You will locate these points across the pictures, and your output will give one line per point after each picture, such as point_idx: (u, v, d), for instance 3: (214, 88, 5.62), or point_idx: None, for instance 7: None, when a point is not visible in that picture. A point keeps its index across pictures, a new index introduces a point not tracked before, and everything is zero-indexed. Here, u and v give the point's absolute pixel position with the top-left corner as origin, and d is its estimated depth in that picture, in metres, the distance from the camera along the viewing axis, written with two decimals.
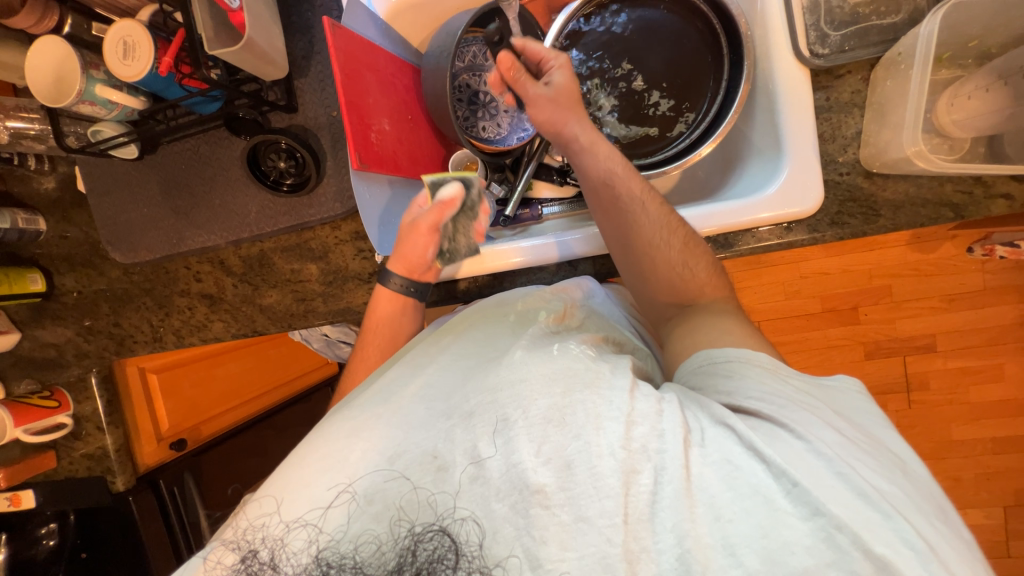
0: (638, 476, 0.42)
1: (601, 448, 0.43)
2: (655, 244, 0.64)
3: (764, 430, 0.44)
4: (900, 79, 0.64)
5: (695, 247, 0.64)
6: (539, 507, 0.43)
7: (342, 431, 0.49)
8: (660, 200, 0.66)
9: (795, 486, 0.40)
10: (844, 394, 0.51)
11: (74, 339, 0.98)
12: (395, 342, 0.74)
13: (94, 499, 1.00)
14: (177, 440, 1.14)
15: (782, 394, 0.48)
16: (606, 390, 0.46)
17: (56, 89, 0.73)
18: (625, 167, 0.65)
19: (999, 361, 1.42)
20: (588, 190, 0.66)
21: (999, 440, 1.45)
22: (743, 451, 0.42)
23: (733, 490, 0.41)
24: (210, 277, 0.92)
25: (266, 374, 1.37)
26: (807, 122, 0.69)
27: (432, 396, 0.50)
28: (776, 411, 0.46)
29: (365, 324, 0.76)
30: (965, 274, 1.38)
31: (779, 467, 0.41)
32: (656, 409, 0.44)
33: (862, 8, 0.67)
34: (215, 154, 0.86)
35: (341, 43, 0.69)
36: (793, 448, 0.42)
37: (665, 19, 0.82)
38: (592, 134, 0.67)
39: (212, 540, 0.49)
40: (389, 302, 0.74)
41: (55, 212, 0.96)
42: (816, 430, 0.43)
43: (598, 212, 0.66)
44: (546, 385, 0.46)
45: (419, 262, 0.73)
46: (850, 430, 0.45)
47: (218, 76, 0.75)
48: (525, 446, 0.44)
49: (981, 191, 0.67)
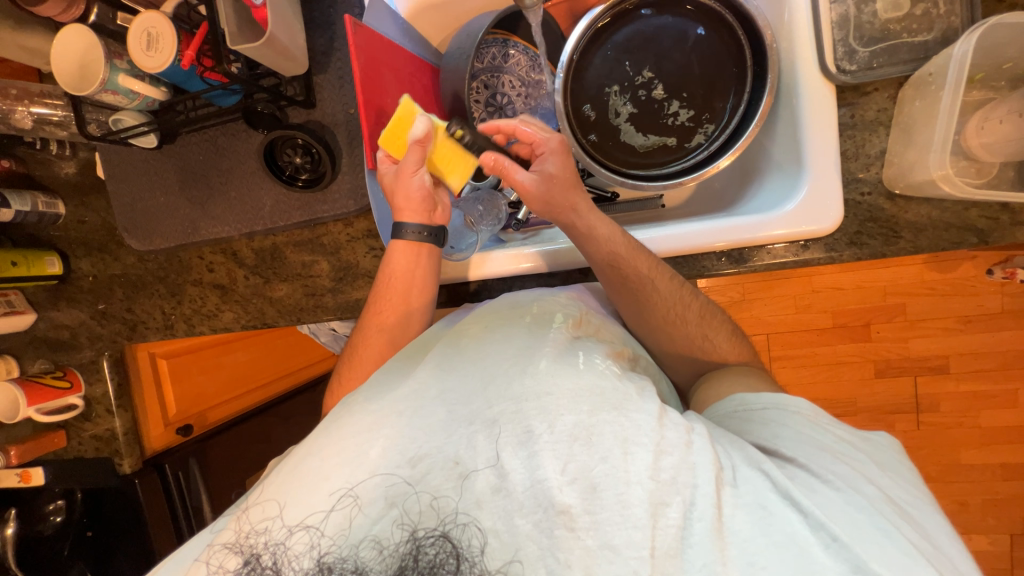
0: (665, 509, 0.43)
1: (629, 475, 0.43)
2: (669, 319, 0.66)
3: (800, 479, 0.45)
4: (929, 100, 0.62)
5: (712, 319, 0.68)
6: (564, 529, 0.43)
7: (360, 426, 0.48)
8: (668, 273, 0.65)
9: (834, 540, 0.41)
10: (887, 450, 0.51)
11: (88, 322, 1.00)
12: (408, 295, 0.72)
13: (102, 480, 1.02)
14: (184, 424, 1.16)
15: (821, 443, 0.49)
16: (636, 413, 0.46)
17: (82, 78, 0.73)
18: (626, 250, 0.64)
19: (1014, 387, 1.39)
20: (596, 270, 0.66)
21: (1009, 466, 1.42)
22: (777, 498, 0.43)
23: (769, 536, 0.41)
24: (223, 267, 0.93)
25: (274, 364, 1.39)
26: (830, 138, 0.68)
27: (452, 398, 0.49)
28: (811, 460, 0.47)
29: (380, 278, 0.73)
30: (982, 296, 1.35)
31: (817, 518, 0.42)
32: (685, 440, 0.45)
33: (893, 24, 0.65)
34: (232, 147, 0.86)
35: (362, 42, 0.69)
36: (830, 500, 0.43)
37: (689, 27, 0.80)
38: (596, 216, 0.66)
39: (215, 536, 0.49)
40: (406, 254, 0.72)
41: (74, 197, 0.97)
42: (851, 481, 0.45)
43: (610, 288, 0.66)
44: (572, 402, 0.46)
45: (420, 199, 0.70)
46: (890, 487, 0.46)
47: (239, 70, 0.75)
48: (551, 462, 0.44)
49: (1008, 217, 0.65)
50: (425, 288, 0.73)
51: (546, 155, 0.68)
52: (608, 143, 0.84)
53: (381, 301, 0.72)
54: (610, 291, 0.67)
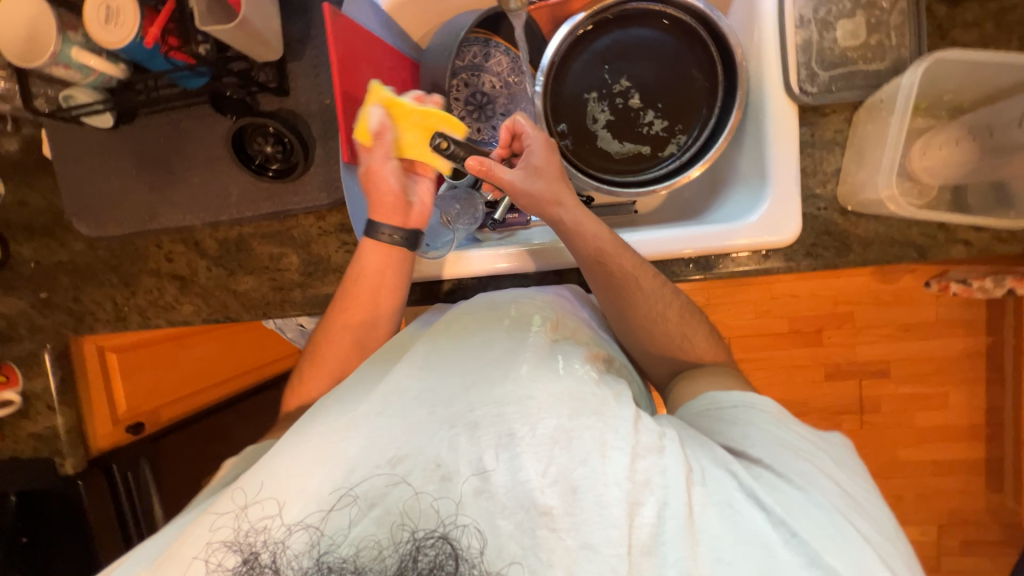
0: (641, 509, 0.44)
1: (607, 477, 0.44)
2: (649, 318, 0.67)
3: (765, 479, 0.47)
4: (880, 124, 0.67)
5: (690, 318, 0.69)
6: (546, 529, 0.44)
7: (336, 425, 0.48)
8: (651, 271, 0.67)
9: (793, 535, 0.43)
10: (839, 448, 0.54)
11: (28, 312, 0.93)
12: (377, 294, 0.71)
13: (40, 482, 0.96)
14: (135, 423, 1.09)
15: (787, 441, 0.51)
16: (614, 419, 0.47)
17: (29, 49, 0.68)
18: (610, 245, 0.65)
19: (945, 390, 1.51)
20: (583, 267, 0.68)
21: (939, 463, 1.54)
22: (743, 497, 0.45)
23: (735, 534, 0.44)
24: (183, 258, 0.89)
25: (236, 360, 1.34)
26: (791, 155, 0.72)
27: (431, 398, 0.49)
28: (776, 460, 0.49)
29: (348, 274, 0.72)
30: (920, 306, 1.46)
31: (779, 518, 0.44)
32: (658, 443, 0.46)
33: (850, 52, 0.70)
34: (197, 132, 0.82)
35: (339, 32, 0.68)
36: (791, 498, 0.45)
37: (665, 41, 0.83)
38: (582, 210, 0.66)
39: (204, 512, 0.47)
40: (378, 257, 0.71)
41: (16, 176, 0.90)
42: (813, 481, 0.47)
43: (595, 286, 0.68)
44: (552, 406, 0.47)
45: (392, 201, 0.70)
46: (847, 484, 0.49)
47: (207, 52, 0.72)
48: (532, 464, 0.45)
49: (943, 235, 0.71)
50: (396, 293, 0.72)
51: (534, 147, 0.68)
52: (585, 149, 0.86)
53: (351, 299, 0.71)
54: (597, 289, 0.68)
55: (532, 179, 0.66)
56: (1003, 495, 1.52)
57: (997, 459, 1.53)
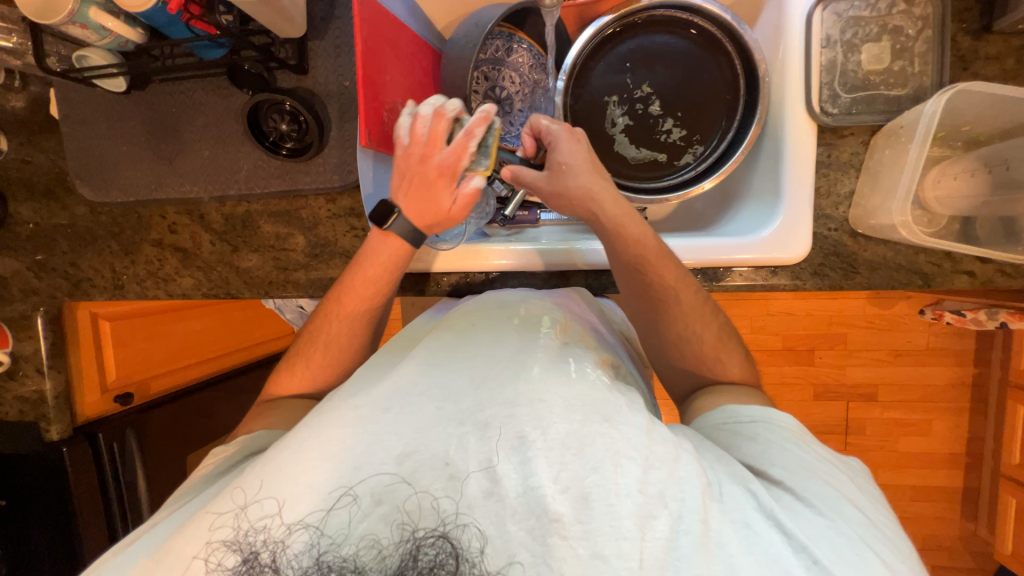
0: (652, 521, 0.43)
1: (619, 487, 0.44)
2: (684, 335, 0.68)
3: (785, 502, 0.47)
4: (897, 150, 0.68)
5: (726, 341, 0.68)
6: (557, 536, 0.43)
7: (345, 419, 0.48)
8: (692, 285, 0.68)
9: (815, 563, 0.42)
10: (860, 474, 0.55)
11: (24, 273, 0.91)
12: (381, 285, 0.70)
13: (23, 447, 0.94)
14: (123, 393, 1.06)
15: (807, 464, 0.51)
16: (624, 426, 0.47)
17: (45, 6, 0.66)
18: (652, 254, 0.65)
19: (930, 418, 1.53)
20: (621, 273, 0.68)
21: (918, 488, 1.57)
22: (763, 518, 0.45)
23: (753, 555, 0.43)
24: (187, 230, 0.88)
25: (227, 336, 1.33)
26: (808, 174, 0.72)
27: (441, 395, 0.50)
28: (798, 483, 0.49)
29: (354, 263, 0.70)
30: (913, 334, 1.48)
31: (800, 540, 0.44)
32: (673, 455, 0.46)
33: (873, 76, 0.71)
34: (211, 103, 0.81)
35: (366, 16, 0.67)
36: (814, 525, 0.45)
37: (690, 50, 0.83)
38: (621, 214, 0.65)
39: (200, 512, 0.47)
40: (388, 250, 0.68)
41: (20, 135, 0.89)
42: (831, 504, 0.47)
43: (630, 291, 0.69)
44: (565, 412, 0.47)
45: (423, 199, 0.64)
46: (871, 512, 0.48)
47: (229, 23, 0.70)
48: (543, 469, 0.45)
49: (950, 265, 0.71)
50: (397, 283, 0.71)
51: (571, 140, 0.67)
52: (601, 152, 0.87)
53: (350, 288, 0.70)
54: (634, 297, 0.69)
55: (569, 176, 0.65)
56: (977, 523, 1.55)
57: (974, 488, 1.55)
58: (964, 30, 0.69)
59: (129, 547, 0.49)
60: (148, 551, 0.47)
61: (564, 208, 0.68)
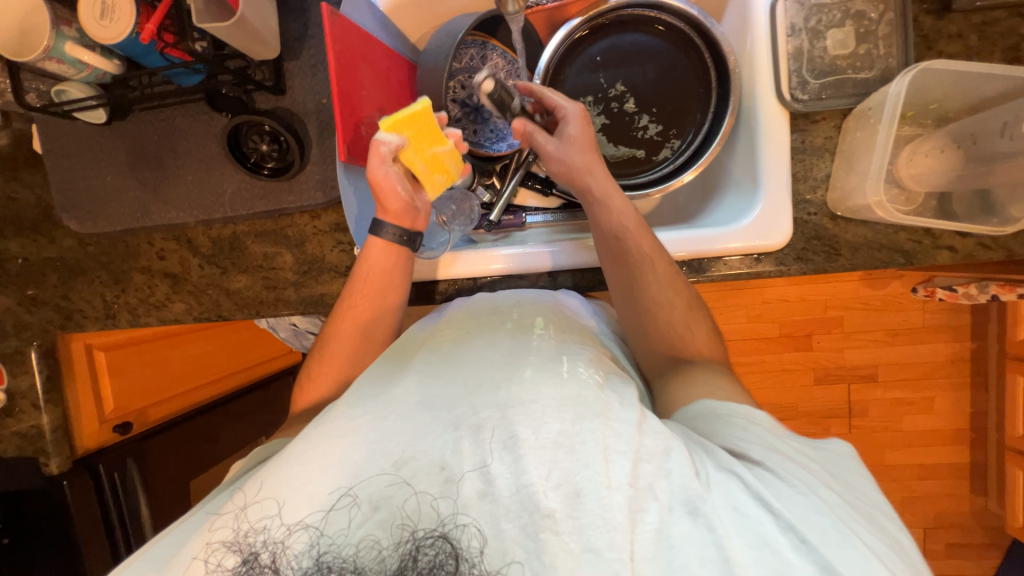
0: (643, 514, 0.44)
1: (610, 481, 0.44)
2: (659, 303, 0.68)
3: (769, 481, 0.46)
4: (868, 131, 0.69)
5: (696, 311, 0.69)
6: (550, 532, 0.43)
7: (341, 429, 0.49)
8: (666, 258, 0.70)
9: (803, 542, 0.42)
10: (837, 456, 0.53)
11: (15, 308, 0.92)
12: (384, 291, 0.71)
13: (23, 482, 0.93)
14: (122, 422, 1.05)
15: (784, 449, 0.50)
16: (617, 422, 0.47)
17: (23, 43, 0.68)
18: (634, 222, 0.69)
19: (932, 395, 1.54)
20: (600, 239, 0.71)
21: (926, 466, 1.57)
22: (751, 500, 0.44)
23: (743, 536, 0.43)
24: (176, 255, 0.88)
25: (229, 358, 1.32)
26: (782, 161, 0.73)
27: (437, 404, 0.50)
28: (778, 462, 0.48)
29: (356, 272, 0.72)
30: (908, 312, 1.49)
31: (788, 521, 0.43)
32: (663, 447, 0.46)
33: (840, 60, 0.72)
34: (192, 129, 0.82)
35: (339, 33, 0.68)
36: (796, 502, 0.44)
37: (660, 47, 0.85)
38: (606, 186, 0.71)
39: (212, 518, 0.49)
40: (381, 258, 0.71)
41: (5, 171, 0.90)
42: (812, 485, 0.46)
43: (607, 263, 0.71)
44: (557, 410, 0.47)
45: (393, 205, 0.70)
46: (842, 489, 0.48)
47: (203, 49, 0.72)
48: (535, 467, 0.45)
49: (930, 242, 0.72)
50: (396, 294, 0.73)
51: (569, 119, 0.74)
52: None
53: (347, 306, 0.71)
54: (606, 267, 0.72)
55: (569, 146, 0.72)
56: (987, 498, 1.55)
57: (981, 463, 1.55)
58: (924, 11, 0.71)
59: (129, 562, 0.50)
60: (158, 561, 0.48)
61: (558, 177, 0.74)
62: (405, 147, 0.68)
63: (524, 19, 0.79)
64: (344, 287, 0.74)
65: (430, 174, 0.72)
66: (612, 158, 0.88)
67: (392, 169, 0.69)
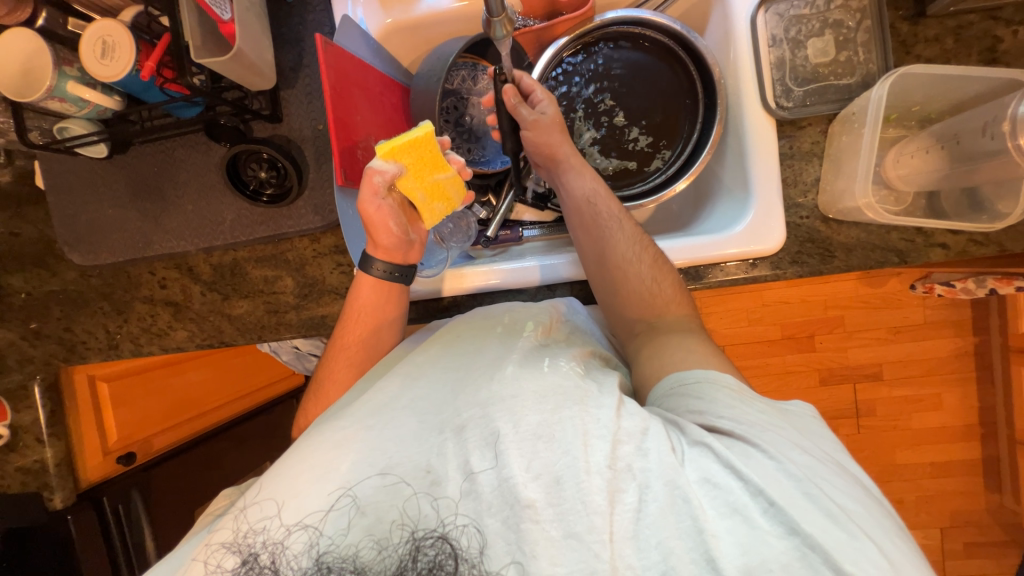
0: (622, 495, 0.44)
1: (590, 465, 0.45)
2: (626, 258, 0.70)
3: (738, 448, 0.46)
4: (854, 135, 0.70)
5: (663, 265, 0.71)
6: (530, 522, 0.44)
7: (329, 442, 0.49)
8: (632, 220, 0.74)
9: (771, 505, 0.43)
10: (803, 417, 0.53)
11: (18, 342, 0.92)
12: (376, 328, 0.72)
13: (26, 518, 0.92)
14: (125, 453, 1.04)
15: (750, 415, 0.50)
16: (595, 408, 0.48)
17: (22, 85, 0.70)
18: (603, 192, 0.76)
19: (938, 391, 1.53)
20: (572, 206, 0.76)
21: (938, 464, 1.55)
22: (720, 468, 0.44)
23: (716, 508, 0.43)
24: (177, 284, 0.89)
25: (231, 385, 1.31)
26: (772, 168, 0.74)
27: (423, 408, 0.51)
28: (747, 431, 0.48)
29: (346, 311, 0.73)
30: (908, 309, 1.49)
31: (757, 486, 0.43)
32: (641, 428, 0.47)
33: (822, 68, 0.74)
34: (191, 159, 0.84)
35: (332, 61, 0.70)
36: (765, 467, 0.44)
37: (647, 61, 0.87)
38: (579, 159, 0.79)
39: (210, 537, 0.49)
40: (371, 294, 0.72)
41: (9, 208, 0.91)
42: (782, 449, 0.46)
43: (578, 228, 0.75)
44: (536, 402, 0.48)
45: (387, 239, 0.72)
46: (819, 452, 0.48)
47: (201, 83, 0.73)
48: (516, 460, 0.46)
49: (922, 240, 0.73)
50: (388, 330, 0.73)
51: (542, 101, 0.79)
52: None
53: (340, 346, 0.72)
54: (575, 230, 0.75)
55: (548, 121, 0.77)
56: (1002, 495, 1.52)
57: (992, 459, 1.54)
58: (901, 17, 0.73)
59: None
60: (167, 568, 0.50)
61: (533, 145, 0.78)
62: (404, 175, 0.70)
63: (512, 40, 0.81)
64: (336, 325, 0.75)
65: (430, 202, 0.73)
66: (606, 170, 0.91)
67: (387, 200, 0.70)
